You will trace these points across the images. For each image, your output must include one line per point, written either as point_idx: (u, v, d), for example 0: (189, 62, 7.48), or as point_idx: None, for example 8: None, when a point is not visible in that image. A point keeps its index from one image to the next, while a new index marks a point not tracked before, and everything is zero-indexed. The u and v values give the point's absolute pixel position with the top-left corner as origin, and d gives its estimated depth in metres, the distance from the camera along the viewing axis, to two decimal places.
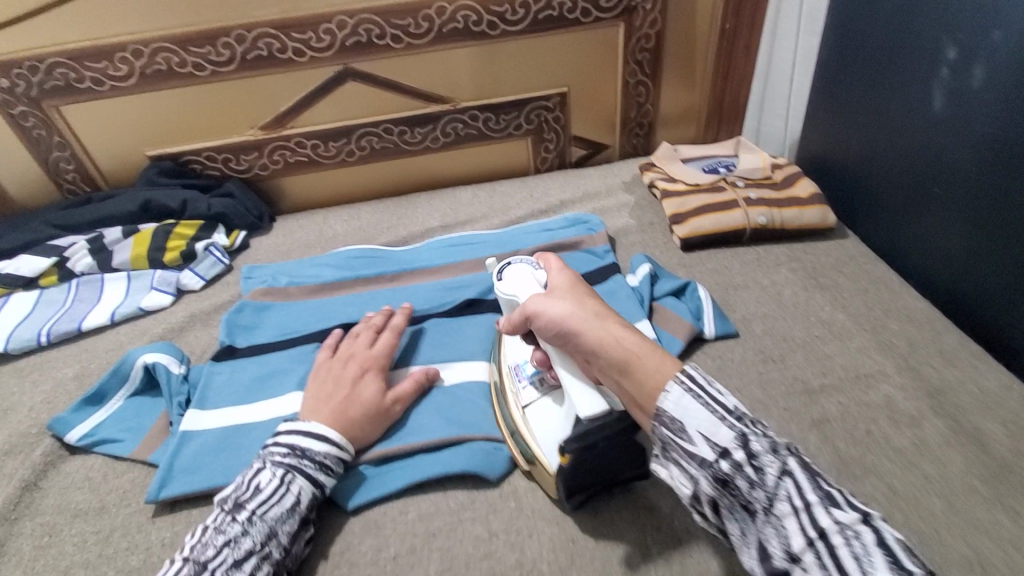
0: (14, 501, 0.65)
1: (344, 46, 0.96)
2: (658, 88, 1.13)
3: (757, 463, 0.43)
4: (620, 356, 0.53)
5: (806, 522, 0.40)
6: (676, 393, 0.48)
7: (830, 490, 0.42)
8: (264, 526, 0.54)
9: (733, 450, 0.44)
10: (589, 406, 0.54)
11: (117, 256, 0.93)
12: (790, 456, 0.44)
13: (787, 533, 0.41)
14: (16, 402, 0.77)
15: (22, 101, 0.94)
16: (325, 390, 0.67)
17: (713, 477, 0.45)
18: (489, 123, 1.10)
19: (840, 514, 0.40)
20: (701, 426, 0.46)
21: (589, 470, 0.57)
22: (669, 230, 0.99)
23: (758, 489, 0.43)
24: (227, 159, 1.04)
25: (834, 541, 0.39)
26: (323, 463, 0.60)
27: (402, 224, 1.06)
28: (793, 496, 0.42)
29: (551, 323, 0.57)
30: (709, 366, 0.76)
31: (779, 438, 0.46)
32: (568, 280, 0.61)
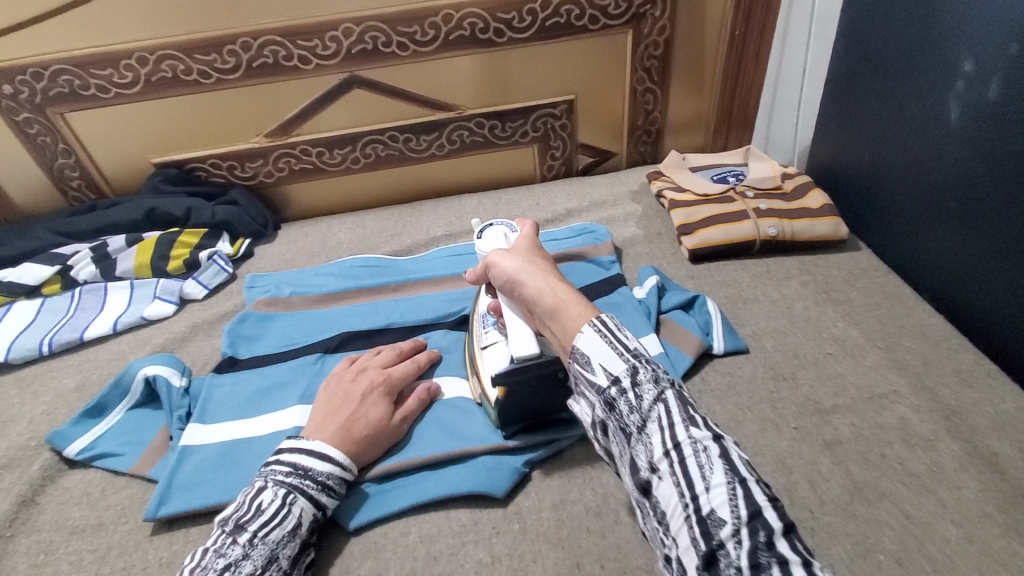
0: (11, 517, 0.64)
1: (350, 53, 0.95)
2: (666, 96, 1.11)
3: (639, 391, 0.49)
4: (551, 304, 0.57)
5: (668, 437, 0.46)
6: (588, 333, 0.53)
7: (694, 414, 0.47)
8: (265, 550, 0.53)
9: (622, 379, 0.50)
10: (521, 346, 0.59)
11: (120, 264, 0.93)
12: (670, 387, 0.49)
13: (651, 446, 0.47)
14: (17, 412, 0.77)
15: (27, 108, 0.94)
16: (333, 406, 0.65)
17: (603, 402, 0.51)
18: (495, 131, 1.08)
19: (694, 432, 0.46)
20: (600, 359, 0.52)
21: (524, 403, 0.64)
22: (677, 241, 0.97)
23: (636, 412, 0.49)
24: (231, 166, 1.04)
25: (686, 452, 0.45)
26: (325, 483, 0.59)
27: (407, 233, 1.05)
28: (662, 417, 0.47)
29: (500, 273, 0.61)
30: (718, 383, 0.75)
31: (667, 372, 0.51)
32: (524, 238, 0.66)
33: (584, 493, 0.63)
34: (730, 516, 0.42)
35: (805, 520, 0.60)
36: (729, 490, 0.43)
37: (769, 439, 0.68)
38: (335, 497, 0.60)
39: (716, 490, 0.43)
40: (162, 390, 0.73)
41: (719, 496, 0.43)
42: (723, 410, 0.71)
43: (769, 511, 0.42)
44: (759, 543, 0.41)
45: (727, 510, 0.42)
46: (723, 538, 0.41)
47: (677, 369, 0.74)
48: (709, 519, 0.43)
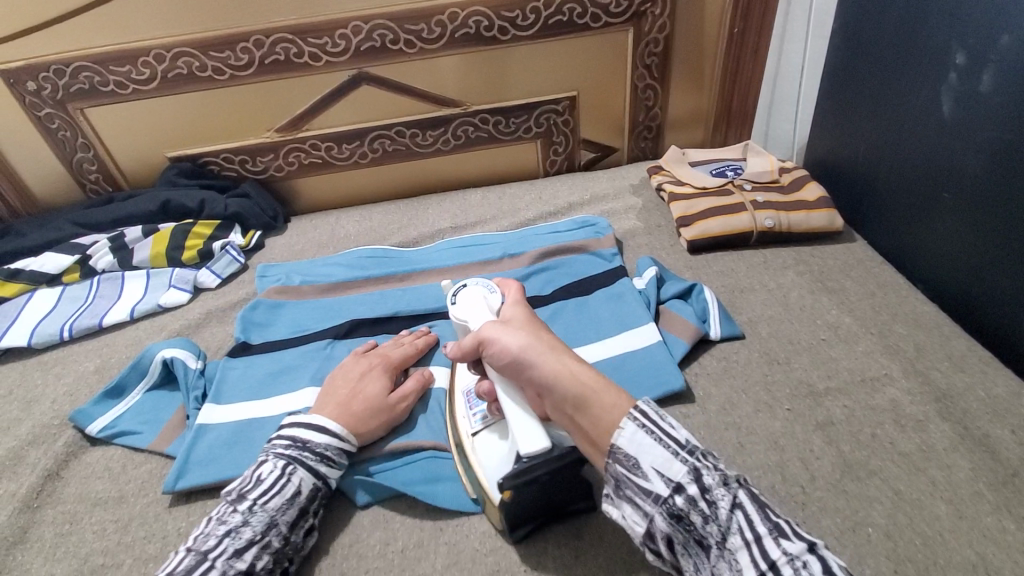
0: (37, 490, 0.67)
1: (359, 50, 0.98)
2: (667, 92, 1.14)
3: (711, 498, 0.47)
4: (573, 391, 0.54)
5: (757, 554, 0.45)
6: (631, 431, 0.50)
7: (777, 521, 0.46)
8: (264, 517, 0.56)
9: (689, 486, 0.48)
10: (531, 442, 0.54)
11: (137, 254, 0.96)
12: (739, 488, 0.48)
13: (739, 565, 0.45)
14: (40, 394, 0.80)
15: (48, 103, 0.97)
16: (334, 386, 0.68)
17: (669, 513, 0.48)
18: (500, 126, 1.11)
19: (787, 544, 0.44)
20: (656, 462, 0.49)
21: (534, 502, 0.57)
22: (676, 233, 1.00)
23: (713, 523, 0.47)
24: (244, 160, 1.07)
25: (784, 572, 0.43)
26: (324, 455, 0.61)
27: (413, 225, 1.08)
28: (744, 529, 0.46)
29: (506, 354, 0.57)
30: (715, 367, 0.77)
31: (728, 469, 0.50)
32: (522, 313, 0.63)
33: None
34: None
35: (798, 496, 0.63)
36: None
37: (763, 420, 0.70)
38: (337, 469, 0.62)
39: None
40: (179, 372, 0.76)
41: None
42: (719, 393, 0.74)
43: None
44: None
45: None
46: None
47: (674, 355, 0.77)
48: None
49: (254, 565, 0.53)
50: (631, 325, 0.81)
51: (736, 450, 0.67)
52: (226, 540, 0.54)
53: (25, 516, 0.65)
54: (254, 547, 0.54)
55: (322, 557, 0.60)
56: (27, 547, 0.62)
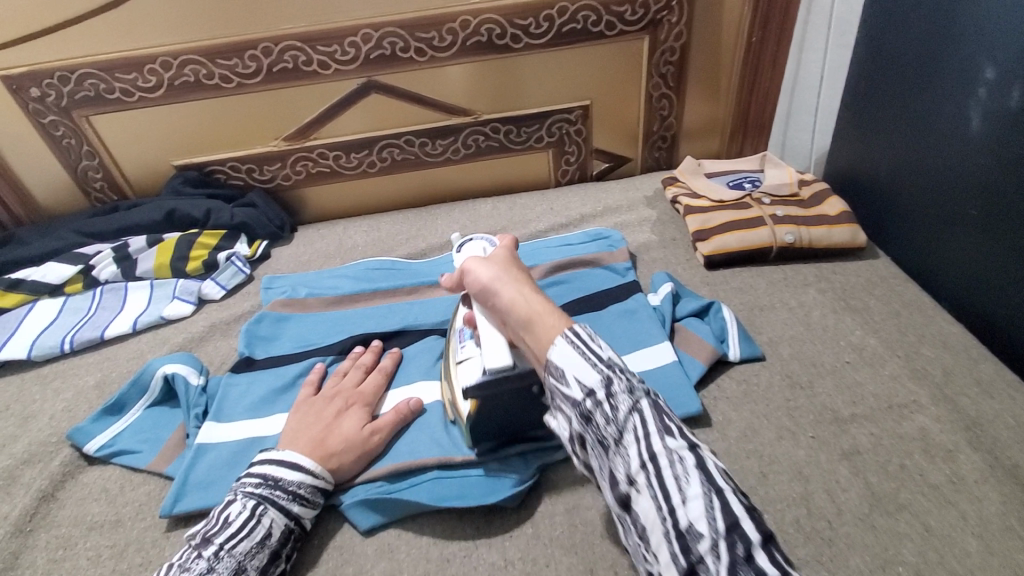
0: (31, 512, 0.65)
1: (368, 58, 0.96)
2: (682, 102, 1.11)
3: (614, 402, 0.49)
4: (524, 314, 0.56)
5: (645, 450, 0.46)
6: (561, 345, 0.51)
7: (670, 424, 0.47)
8: (230, 562, 0.53)
9: (598, 391, 0.49)
10: (495, 358, 0.57)
11: (141, 264, 0.94)
12: (645, 396, 0.49)
13: (629, 461, 0.47)
14: (39, 409, 0.78)
15: (53, 111, 0.96)
16: (305, 422, 0.66)
17: (579, 415, 0.50)
18: (511, 136, 1.09)
19: (671, 442, 0.46)
20: (574, 371, 0.50)
21: (493, 419, 0.62)
22: (692, 247, 0.97)
23: (612, 424, 0.48)
24: (251, 169, 1.05)
25: (663, 464, 0.46)
26: (296, 493, 0.59)
27: (421, 236, 1.05)
28: (638, 429, 0.47)
29: (475, 282, 0.60)
30: (734, 390, 0.74)
31: (640, 379, 0.50)
32: (503, 246, 0.65)
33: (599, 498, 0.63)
34: (709, 530, 0.42)
35: (822, 531, 0.59)
36: (706, 503, 0.43)
37: (786, 448, 0.67)
38: (310, 507, 0.60)
39: (692, 503, 0.44)
40: (180, 390, 0.74)
41: (696, 511, 0.43)
42: (740, 418, 0.71)
43: (745, 519, 0.42)
44: (741, 559, 0.41)
45: (711, 527, 0.42)
46: (702, 553, 0.42)
47: (690, 377, 0.74)
48: (687, 532, 0.43)
49: None
50: (645, 344, 0.78)
51: (759, 480, 0.64)
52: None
53: (18, 539, 0.63)
54: None
55: None
56: (19, 573, 0.60)
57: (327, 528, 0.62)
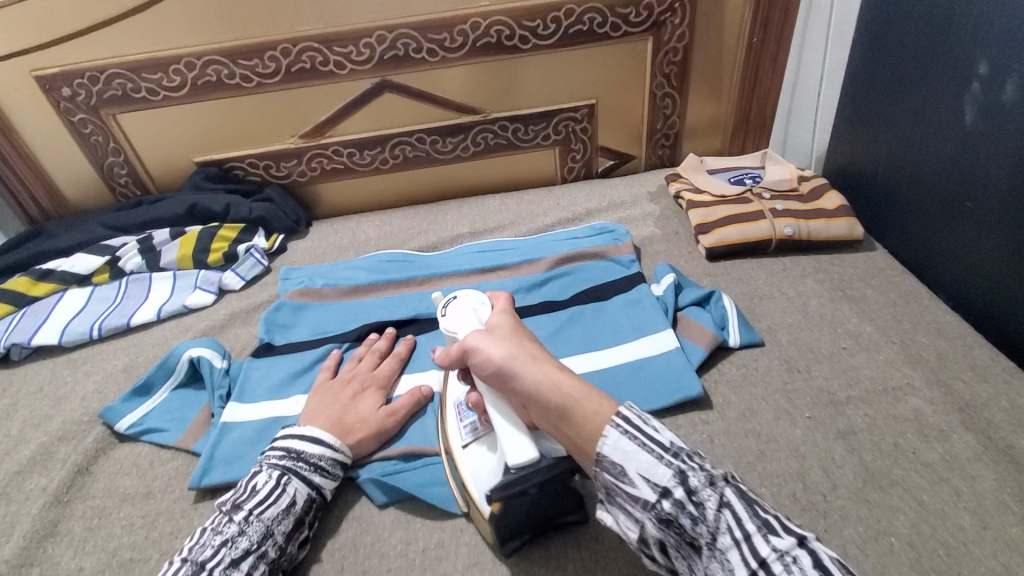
0: (67, 484, 0.69)
1: (382, 59, 1.00)
2: (685, 101, 1.15)
3: (697, 499, 0.47)
4: (556, 400, 0.55)
5: (747, 551, 0.45)
6: (614, 437, 0.51)
7: (767, 517, 0.46)
8: (260, 526, 0.57)
9: (674, 489, 0.48)
10: (520, 453, 0.54)
11: (165, 256, 0.98)
12: (727, 487, 0.48)
13: (730, 565, 0.45)
14: (70, 390, 0.82)
15: (82, 109, 1.00)
16: (325, 403, 0.70)
17: (658, 519, 0.48)
18: (519, 133, 1.13)
19: (777, 541, 0.44)
20: (640, 468, 0.50)
21: (522, 516, 0.56)
22: (695, 240, 1.00)
23: (701, 525, 0.47)
24: (268, 166, 1.09)
25: (775, 569, 0.43)
26: (318, 465, 0.63)
27: (432, 230, 1.09)
28: (732, 528, 0.46)
29: (491, 365, 0.58)
30: (734, 374, 0.77)
31: (717, 468, 0.50)
32: (506, 322, 0.64)
33: None
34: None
35: (818, 503, 0.62)
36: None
37: (784, 427, 0.70)
38: (330, 479, 0.64)
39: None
40: (206, 371, 0.77)
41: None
42: (739, 400, 0.74)
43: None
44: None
45: None
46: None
47: (692, 361, 0.77)
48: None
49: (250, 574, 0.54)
50: (648, 331, 0.81)
51: (757, 457, 0.67)
52: (223, 550, 0.54)
53: (55, 509, 0.66)
54: (251, 556, 0.55)
55: (346, 555, 0.61)
56: (57, 540, 0.64)
57: (347, 501, 0.66)
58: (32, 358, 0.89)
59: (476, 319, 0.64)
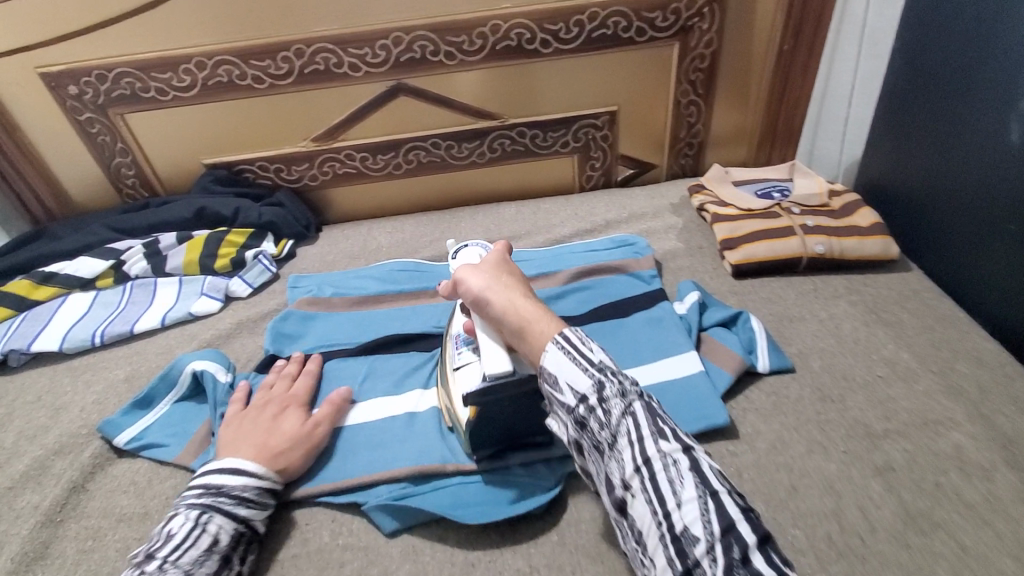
0: (61, 503, 0.66)
1: (397, 62, 0.97)
2: (710, 109, 1.10)
3: (608, 408, 0.52)
4: (515, 323, 0.58)
5: (639, 454, 0.50)
6: (553, 352, 0.55)
7: (663, 427, 0.51)
8: (178, 573, 0.52)
9: (591, 397, 0.53)
10: (496, 364, 0.58)
11: (171, 260, 0.95)
12: (637, 400, 0.52)
13: (624, 464, 0.51)
14: (69, 401, 0.79)
15: (90, 108, 0.98)
16: (244, 430, 0.65)
17: (574, 421, 0.54)
18: (537, 140, 1.09)
19: (664, 446, 0.50)
20: (568, 378, 0.54)
21: (492, 425, 0.62)
22: (719, 255, 0.95)
23: (606, 429, 0.52)
24: (279, 169, 1.07)
25: (657, 467, 0.49)
26: (242, 496, 0.59)
27: (445, 238, 1.06)
28: (632, 433, 0.51)
29: (468, 292, 0.62)
30: (763, 402, 0.73)
31: (634, 382, 0.54)
32: (495, 255, 0.67)
33: None
34: (704, 532, 0.46)
35: (856, 547, 0.58)
36: (701, 506, 0.46)
37: (816, 462, 0.66)
38: (258, 509, 0.60)
39: (687, 506, 0.47)
40: (206, 387, 0.74)
41: (691, 513, 0.46)
42: (769, 430, 0.69)
43: (739, 520, 0.46)
44: (735, 561, 0.44)
45: (704, 528, 0.46)
46: (697, 556, 0.45)
47: (718, 388, 0.73)
48: (682, 536, 0.46)
49: None
50: (672, 352, 0.77)
51: (788, 494, 0.63)
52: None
53: (47, 530, 0.64)
54: None
55: None
56: (48, 563, 0.61)
57: (352, 529, 0.62)
58: (32, 365, 0.87)
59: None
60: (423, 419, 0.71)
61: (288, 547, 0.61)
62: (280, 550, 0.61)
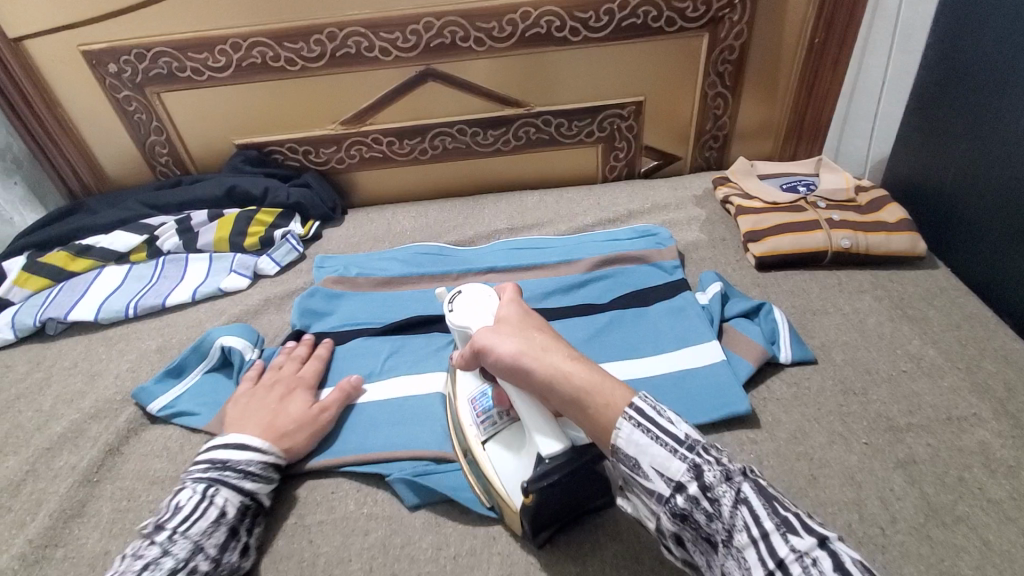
0: (97, 464, 0.68)
1: (428, 47, 0.98)
2: (737, 102, 1.10)
3: (712, 495, 0.44)
4: (570, 393, 0.51)
5: (765, 552, 0.41)
6: (626, 429, 0.48)
7: (786, 516, 0.42)
8: (187, 543, 0.54)
9: (688, 485, 0.45)
10: (548, 443, 0.53)
11: (202, 237, 0.98)
12: (744, 482, 0.44)
13: (748, 564, 0.42)
14: (104, 368, 0.82)
15: (128, 86, 1.00)
16: (250, 411, 0.67)
17: (672, 512, 0.46)
18: (562, 129, 1.09)
19: (796, 541, 0.40)
20: (655, 462, 0.46)
21: (552, 507, 0.55)
22: (743, 247, 0.95)
23: (716, 521, 0.44)
24: (307, 151, 1.08)
25: (794, 572, 0.39)
26: (247, 470, 0.60)
27: (468, 224, 1.07)
28: (750, 525, 0.42)
29: (503, 360, 0.55)
30: (784, 392, 0.73)
31: (736, 462, 0.46)
32: (516, 311, 0.60)
33: None
34: None
35: (876, 537, 0.58)
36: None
37: (838, 452, 0.66)
38: (264, 483, 0.61)
39: None
40: (236, 363, 0.76)
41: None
42: (790, 420, 0.70)
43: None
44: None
45: None
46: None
47: (739, 376, 0.73)
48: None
49: None
50: (694, 340, 0.78)
51: (809, 482, 0.63)
52: (149, 572, 0.52)
53: (85, 489, 0.66)
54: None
55: (375, 557, 0.59)
56: (85, 520, 0.63)
57: (377, 499, 0.64)
58: (68, 333, 0.90)
59: (482, 311, 0.63)
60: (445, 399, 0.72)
61: (315, 514, 0.63)
62: (307, 516, 0.63)
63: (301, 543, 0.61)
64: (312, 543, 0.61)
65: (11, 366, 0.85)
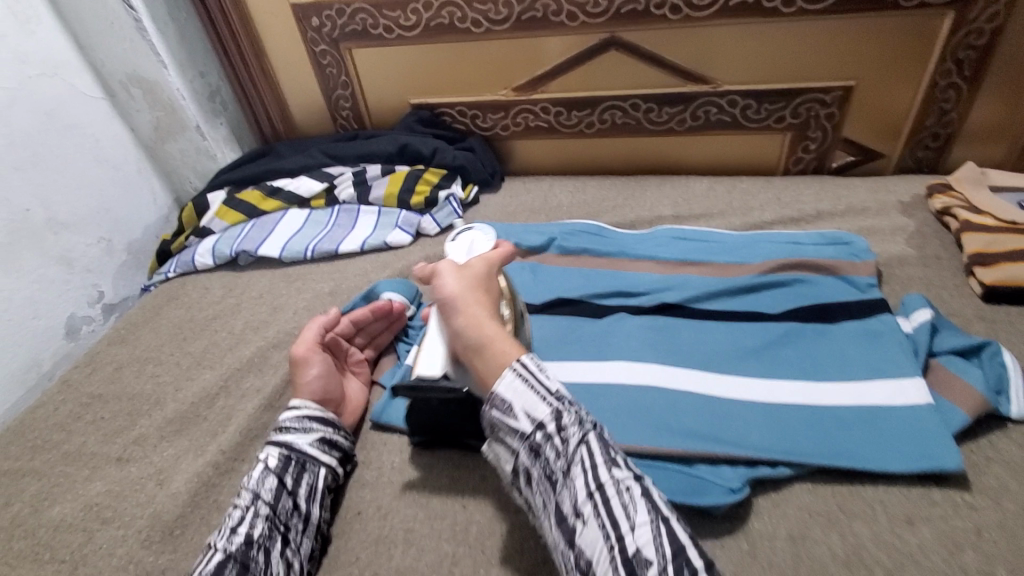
0: (280, 391, 0.75)
1: (618, 13, 0.92)
2: (975, 96, 0.91)
3: (563, 435, 0.48)
4: (473, 342, 0.53)
5: (590, 479, 0.46)
6: (509, 378, 0.50)
7: (614, 455, 0.48)
8: (245, 494, 0.57)
9: (547, 423, 0.48)
10: (429, 367, 0.56)
11: (374, 191, 1.03)
12: (591, 429, 0.49)
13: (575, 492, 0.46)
14: (285, 303, 0.90)
15: (325, 41, 1.06)
16: None
17: (527, 448, 0.49)
18: (748, 112, 0.99)
19: (617, 472, 0.47)
20: (525, 404, 0.49)
21: (425, 412, 0.65)
22: (962, 272, 0.81)
23: (562, 457, 0.48)
24: (475, 116, 1.09)
25: (610, 493, 0.46)
26: (281, 426, 0.63)
27: (629, 206, 1.02)
28: (586, 459, 0.47)
29: (438, 293, 0.57)
30: (1013, 456, 0.61)
31: (587, 415, 0.51)
32: (483, 262, 0.61)
33: (830, 536, 0.57)
34: (657, 555, 0.42)
35: None
36: (654, 529, 0.44)
37: None
38: (302, 433, 0.62)
39: (641, 529, 0.44)
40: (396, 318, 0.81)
41: (644, 536, 0.43)
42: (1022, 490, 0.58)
43: (693, 548, 0.43)
44: None
45: (658, 549, 0.43)
46: None
47: (951, 426, 0.62)
48: (634, 558, 0.42)
49: (250, 534, 0.54)
50: (894, 373, 0.66)
51: None
52: (223, 523, 0.56)
53: (269, 412, 0.73)
54: (242, 522, 0.55)
55: (526, 539, 0.57)
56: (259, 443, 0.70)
57: None
58: (255, 266, 0.99)
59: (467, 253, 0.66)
60: (602, 395, 0.69)
61: (469, 479, 0.64)
62: (460, 480, 0.64)
63: (455, 506, 0.62)
64: (466, 509, 0.61)
65: (210, 288, 0.96)
